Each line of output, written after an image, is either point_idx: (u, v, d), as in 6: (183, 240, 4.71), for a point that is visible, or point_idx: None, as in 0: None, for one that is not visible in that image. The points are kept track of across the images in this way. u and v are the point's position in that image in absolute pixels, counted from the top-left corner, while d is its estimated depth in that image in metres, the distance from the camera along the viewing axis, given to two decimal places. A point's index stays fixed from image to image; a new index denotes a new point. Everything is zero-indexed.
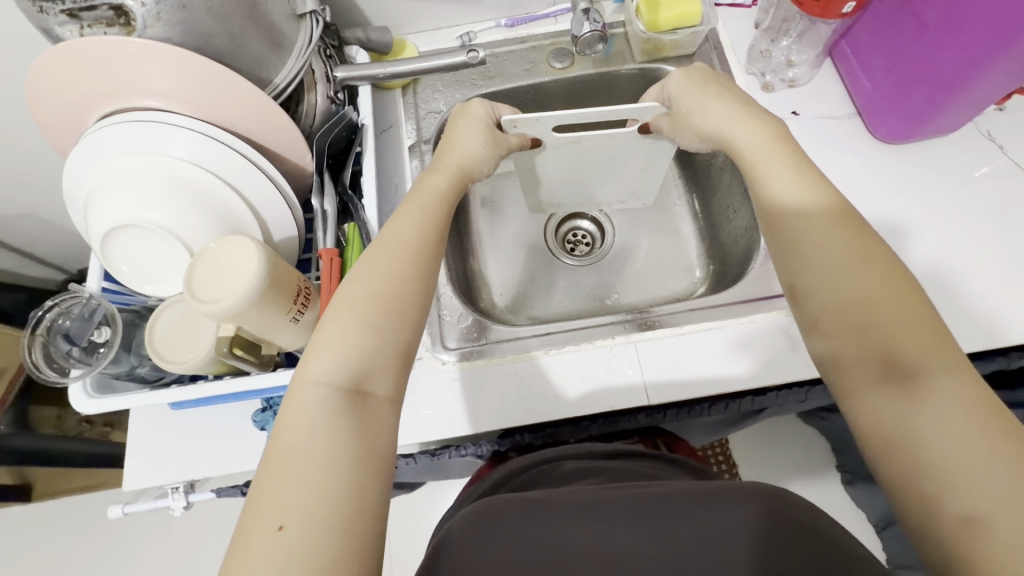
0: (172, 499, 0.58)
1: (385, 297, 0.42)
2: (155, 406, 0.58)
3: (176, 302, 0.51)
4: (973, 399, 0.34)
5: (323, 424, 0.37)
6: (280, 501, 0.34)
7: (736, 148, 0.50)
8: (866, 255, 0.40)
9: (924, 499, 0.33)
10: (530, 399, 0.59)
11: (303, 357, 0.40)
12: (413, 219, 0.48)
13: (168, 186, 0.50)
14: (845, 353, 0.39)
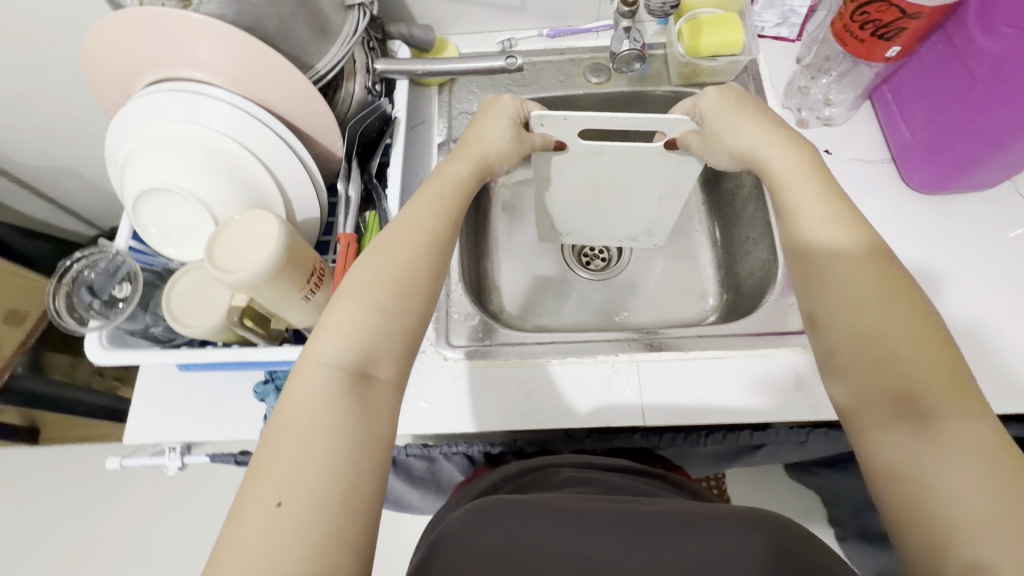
0: (168, 459, 0.58)
1: (397, 281, 0.43)
2: (162, 366, 0.60)
3: (195, 268, 0.52)
4: (989, 448, 0.33)
5: (326, 404, 0.37)
6: (281, 479, 0.34)
7: (770, 171, 0.49)
8: (891, 292, 0.39)
9: (928, 544, 0.32)
10: (526, 405, 0.59)
11: (312, 334, 0.41)
12: (432, 204, 0.49)
13: (203, 156, 0.51)
14: (857, 387, 0.38)
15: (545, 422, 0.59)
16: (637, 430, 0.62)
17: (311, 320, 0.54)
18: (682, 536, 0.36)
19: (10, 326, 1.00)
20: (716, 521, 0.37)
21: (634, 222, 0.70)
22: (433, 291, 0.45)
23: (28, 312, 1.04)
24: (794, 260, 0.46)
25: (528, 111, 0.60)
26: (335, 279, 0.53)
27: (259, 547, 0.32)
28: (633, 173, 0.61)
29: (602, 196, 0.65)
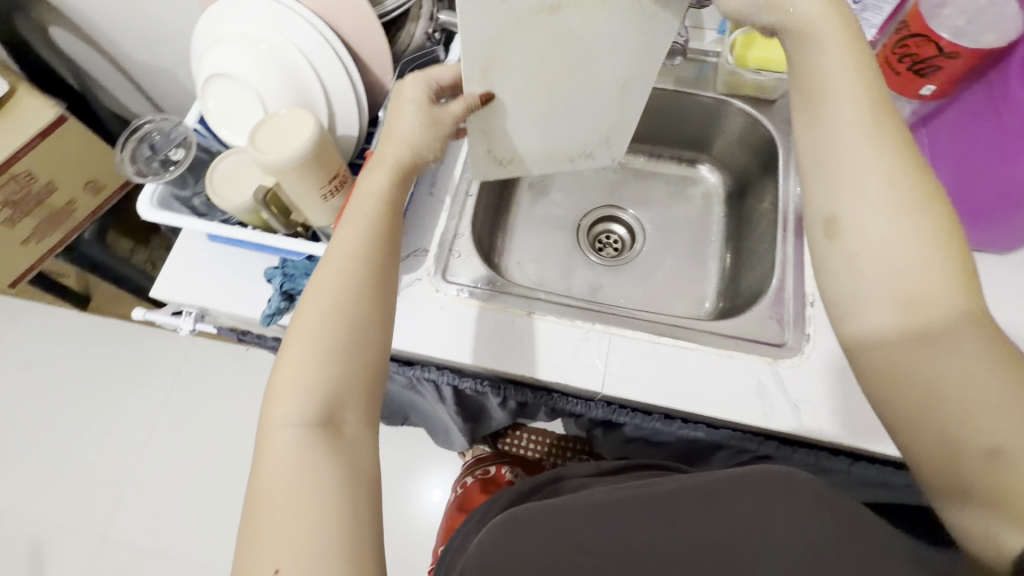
0: (183, 320, 0.67)
1: (337, 318, 0.47)
2: (194, 238, 0.68)
3: (239, 151, 0.59)
4: (989, 343, 0.38)
5: (300, 463, 0.42)
6: (272, 546, 0.39)
7: (802, 53, 0.46)
8: (920, 199, 0.42)
9: (939, 431, 0.38)
10: (498, 348, 0.63)
11: (270, 401, 0.46)
12: (360, 227, 0.50)
13: (269, 55, 0.58)
14: (870, 296, 0.42)
15: (511, 367, 0.63)
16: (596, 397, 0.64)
17: (326, 222, 0.60)
18: (720, 498, 0.40)
19: (87, 194, 1.16)
20: (757, 480, 0.41)
21: (591, 130, 0.59)
22: (381, 325, 0.49)
23: (106, 185, 1.19)
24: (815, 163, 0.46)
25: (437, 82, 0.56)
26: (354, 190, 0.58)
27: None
28: (594, 48, 0.48)
29: (558, 87, 0.52)
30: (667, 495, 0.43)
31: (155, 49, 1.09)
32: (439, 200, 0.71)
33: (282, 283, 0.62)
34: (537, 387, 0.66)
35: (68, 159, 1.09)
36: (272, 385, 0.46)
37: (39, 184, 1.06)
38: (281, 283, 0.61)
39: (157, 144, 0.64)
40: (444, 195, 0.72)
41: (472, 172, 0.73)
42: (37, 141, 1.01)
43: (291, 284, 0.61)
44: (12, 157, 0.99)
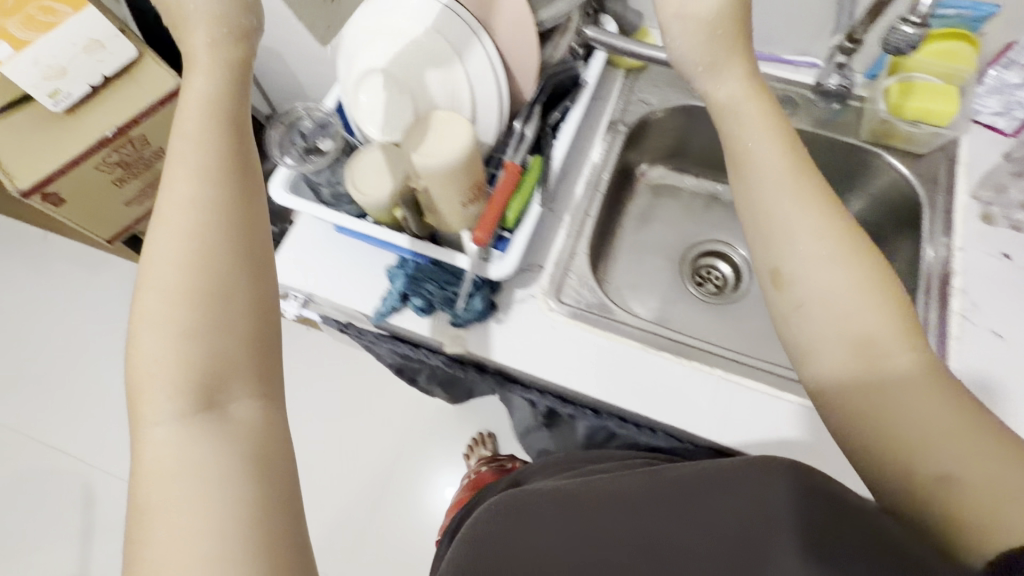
0: (287, 304, 0.71)
1: (190, 293, 0.39)
2: (311, 227, 0.69)
3: (377, 148, 0.58)
4: (933, 379, 0.40)
5: (178, 465, 0.36)
6: (153, 563, 0.33)
7: (739, 118, 0.50)
8: (853, 248, 0.44)
9: (895, 470, 0.38)
10: (608, 380, 0.62)
11: (134, 406, 0.39)
12: (195, 164, 0.42)
13: (429, 60, 0.59)
14: (818, 344, 0.43)
15: (619, 400, 0.61)
16: (684, 438, 0.63)
17: (455, 229, 0.59)
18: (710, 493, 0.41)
19: None
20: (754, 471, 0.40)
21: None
22: (256, 277, 0.42)
23: None
24: (753, 220, 0.48)
25: None
26: (492, 201, 0.56)
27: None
28: None
29: None
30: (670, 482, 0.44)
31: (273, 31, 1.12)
32: (558, 217, 0.69)
33: (406, 286, 0.62)
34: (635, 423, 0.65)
35: None
36: (132, 387, 0.39)
37: (150, 149, 1.10)
38: (405, 286, 0.62)
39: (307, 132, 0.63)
40: (564, 212, 0.70)
41: (593, 192, 0.71)
42: (157, 108, 1.05)
43: (414, 288, 0.62)
44: (132, 121, 1.03)
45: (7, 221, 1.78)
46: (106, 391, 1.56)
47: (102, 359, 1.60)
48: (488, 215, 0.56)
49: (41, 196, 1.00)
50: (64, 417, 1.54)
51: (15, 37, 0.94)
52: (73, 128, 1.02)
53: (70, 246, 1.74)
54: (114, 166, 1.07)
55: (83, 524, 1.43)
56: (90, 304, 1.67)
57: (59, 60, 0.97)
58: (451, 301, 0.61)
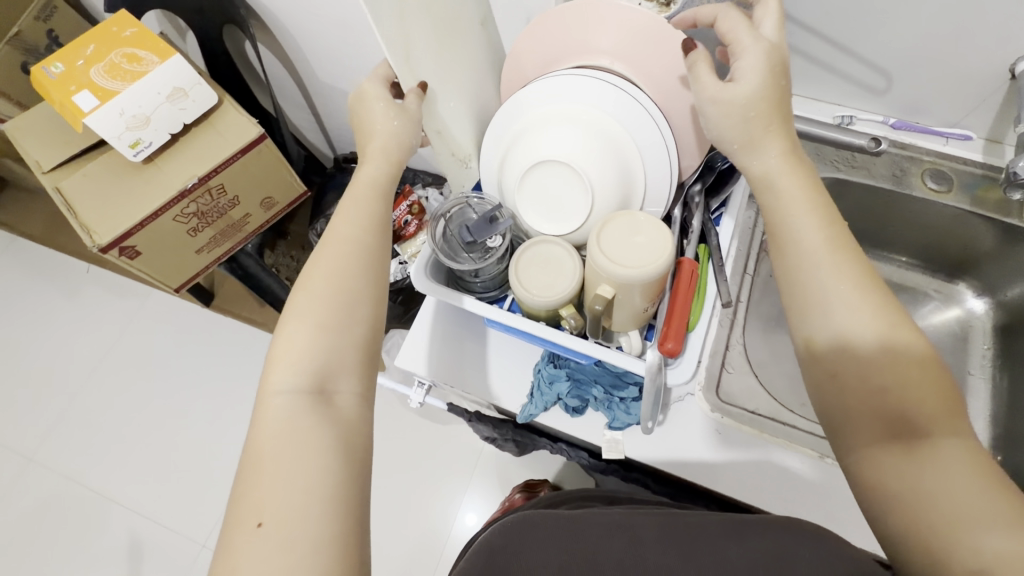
0: (414, 392, 0.67)
1: (335, 296, 0.47)
2: (446, 310, 0.64)
3: (550, 241, 0.54)
4: (975, 459, 0.38)
5: (292, 427, 0.41)
6: (260, 503, 0.38)
7: (775, 191, 0.47)
8: (891, 322, 0.43)
9: (921, 541, 0.37)
10: (788, 494, 0.57)
11: (266, 370, 0.45)
12: (353, 208, 0.52)
13: (603, 143, 0.53)
14: (852, 413, 0.43)
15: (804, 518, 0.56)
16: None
17: (626, 327, 0.54)
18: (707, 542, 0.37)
19: (260, 210, 1.15)
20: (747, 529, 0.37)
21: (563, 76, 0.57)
22: (379, 293, 0.49)
23: (279, 202, 1.17)
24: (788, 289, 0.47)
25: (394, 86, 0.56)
26: (675, 305, 0.52)
27: (250, 565, 0.36)
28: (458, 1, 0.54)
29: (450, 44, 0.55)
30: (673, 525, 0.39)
31: (354, 76, 1.09)
32: None
33: (569, 389, 0.58)
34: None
35: (256, 175, 1.08)
36: (268, 356, 0.46)
37: (226, 197, 1.06)
38: (568, 389, 0.57)
39: (473, 227, 0.56)
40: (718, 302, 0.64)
41: (743, 277, 0.67)
42: (236, 157, 1.01)
43: (578, 391, 0.58)
44: (211, 171, 0.99)
45: (51, 253, 1.76)
46: (145, 428, 1.51)
47: (141, 394, 1.56)
48: (674, 321, 0.51)
49: (118, 251, 0.96)
50: (102, 455, 1.49)
51: (101, 87, 0.92)
52: (152, 177, 0.98)
53: (112, 279, 1.71)
54: (191, 217, 1.03)
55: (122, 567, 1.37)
56: (132, 338, 1.63)
57: (143, 110, 0.94)
58: (617, 404, 0.57)
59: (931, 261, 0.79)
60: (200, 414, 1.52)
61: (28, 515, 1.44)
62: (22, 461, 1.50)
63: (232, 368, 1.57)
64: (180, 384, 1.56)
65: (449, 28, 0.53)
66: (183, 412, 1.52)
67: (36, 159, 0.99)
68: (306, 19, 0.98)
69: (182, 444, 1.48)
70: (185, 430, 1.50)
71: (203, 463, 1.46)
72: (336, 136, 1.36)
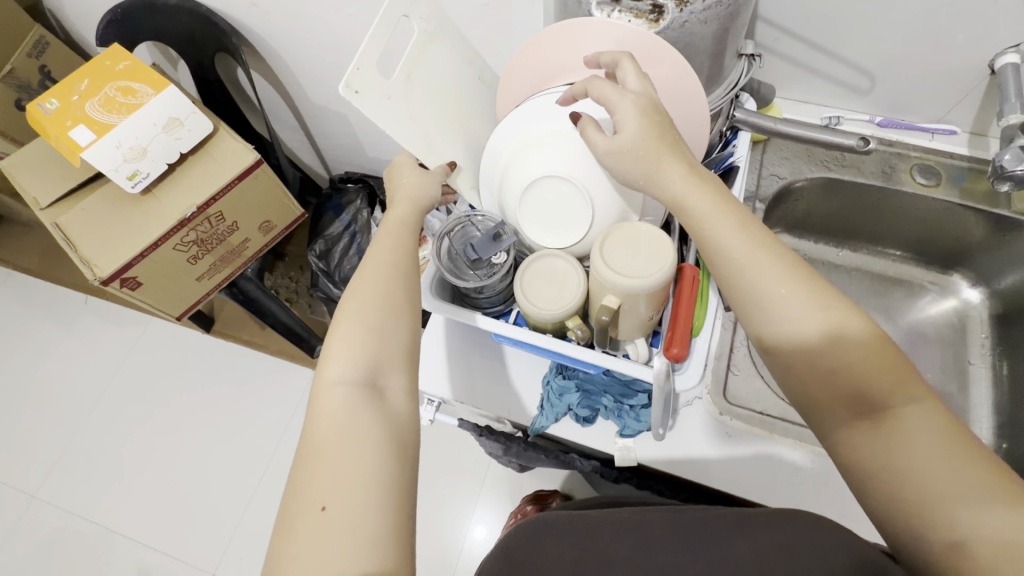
0: (424, 409, 0.67)
1: (378, 302, 0.49)
2: (453, 326, 0.65)
3: (550, 254, 0.55)
4: (940, 426, 0.39)
5: (351, 418, 0.44)
6: (322, 487, 0.40)
7: (688, 212, 0.48)
8: (824, 306, 0.43)
9: (906, 515, 0.38)
10: (801, 492, 0.58)
11: (321, 364, 0.47)
12: (398, 230, 0.55)
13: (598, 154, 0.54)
14: (822, 404, 0.43)
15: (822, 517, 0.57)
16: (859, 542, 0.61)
17: (633, 335, 0.54)
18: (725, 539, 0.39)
19: (259, 234, 1.16)
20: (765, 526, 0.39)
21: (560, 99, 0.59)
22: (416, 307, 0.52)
23: (277, 225, 1.18)
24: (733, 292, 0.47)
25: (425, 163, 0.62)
26: (679, 312, 0.53)
27: (314, 544, 0.38)
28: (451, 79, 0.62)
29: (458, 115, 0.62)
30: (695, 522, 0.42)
31: (347, 98, 1.10)
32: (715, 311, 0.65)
33: (579, 400, 0.58)
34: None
35: (254, 201, 1.08)
36: (323, 350, 0.48)
37: (226, 224, 1.06)
38: (578, 399, 0.58)
39: (478, 245, 0.58)
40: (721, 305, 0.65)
41: None
42: (234, 183, 1.02)
43: (589, 401, 0.58)
44: (210, 200, 0.99)
45: (48, 286, 1.75)
46: (151, 458, 1.50)
47: (144, 423, 1.55)
48: (678, 325, 0.52)
49: (119, 282, 0.96)
50: (107, 487, 1.48)
51: (97, 121, 0.93)
52: (152, 208, 0.98)
53: (111, 309, 1.71)
54: (191, 245, 1.03)
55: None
56: (132, 367, 1.63)
57: (140, 142, 0.94)
58: (627, 411, 0.58)
59: (925, 253, 0.80)
60: (205, 441, 1.51)
61: (33, 552, 1.42)
62: (26, 498, 1.49)
63: (235, 392, 1.57)
64: (183, 410, 1.56)
65: (447, 102, 0.61)
66: (187, 439, 1.52)
67: (33, 195, 0.99)
68: (298, 44, 0.99)
69: (187, 471, 1.48)
70: (190, 457, 1.49)
71: (210, 489, 1.45)
72: (330, 157, 1.37)
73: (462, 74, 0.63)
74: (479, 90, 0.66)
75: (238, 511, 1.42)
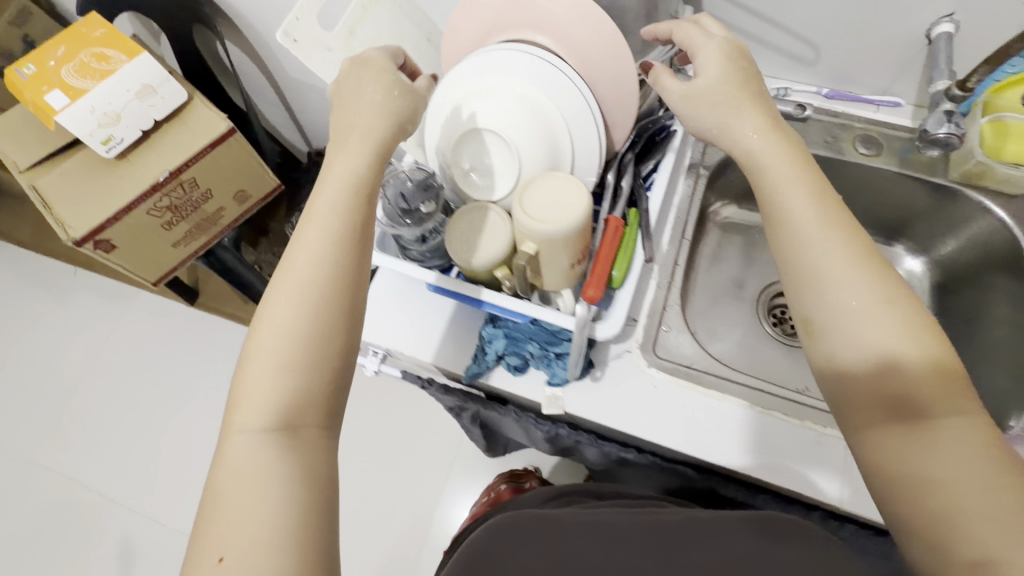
0: (370, 359, 0.70)
1: (301, 339, 0.47)
2: (395, 277, 0.68)
3: (481, 208, 0.57)
4: (978, 438, 0.41)
5: (251, 464, 0.44)
6: (220, 536, 0.41)
7: (760, 172, 0.52)
8: (887, 298, 0.46)
9: (924, 521, 0.41)
10: (721, 441, 0.59)
11: (230, 410, 0.47)
12: (328, 229, 0.50)
13: (528, 111, 0.56)
14: (859, 397, 0.46)
15: (737, 466, 0.58)
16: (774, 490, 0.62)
17: (557, 287, 0.56)
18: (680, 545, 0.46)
19: (234, 203, 1.19)
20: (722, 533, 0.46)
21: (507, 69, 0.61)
22: (339, 343, 0.49)
23: (252, 195, 1.21)
24: (789, 269, 0.51)
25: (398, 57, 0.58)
26: (597, 262, 0.54)
27: None
28: (393, 35, 0.64)
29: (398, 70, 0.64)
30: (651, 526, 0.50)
31: None
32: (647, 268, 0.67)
33: (506, 347, 0.60)
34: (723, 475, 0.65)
35: (227, 169, 1.11)
36: (233, 393, 0.48)
37: (199, 190, 1.09)
38: (505, 346, 0.60)
39: (408, 194, 0.61)
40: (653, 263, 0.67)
41: (680, 242, 0.69)
42: (207, 151, 1.04)
43: (515, 348, 0.60)
44: (183, 165, 1.02)
45: (39, 259, 1.78)
46: (137, 426, 1.54)
47: (133, 398, 1.58)
48: (596, 272, 0.54)
49: (93, 245, 0.99)
50: (95, 453, 1.52)
51: (72, 87, 0.95)
52: (125, 173, 1.01)
53: (100, 282, 1.74)
54: (165, 211, 1.05)
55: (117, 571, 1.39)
56: (119, 338, 1.66)
57: (114, 107, 0.97)
58: (554, 361, 0.59)
59: (871, 224, 0.81)
60: (191, 413, 1.54)
61: (25, 523, 1.47)
62: (18, 463, 1.53)
63: (223, 370, 1.59)
64: (170, 380, 1.59)
65: None
66: (175, 415, 1.54)
67: (12, 159, 1.02)
68: (274, 15, 1.01)
69: (172, 439, 1.51)
70: (175, 426, 1.53)
71: (193, 456, 1.48)
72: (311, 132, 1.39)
73: (406, 32, 0.65)
74: (425, 51, 0.67)
75: None
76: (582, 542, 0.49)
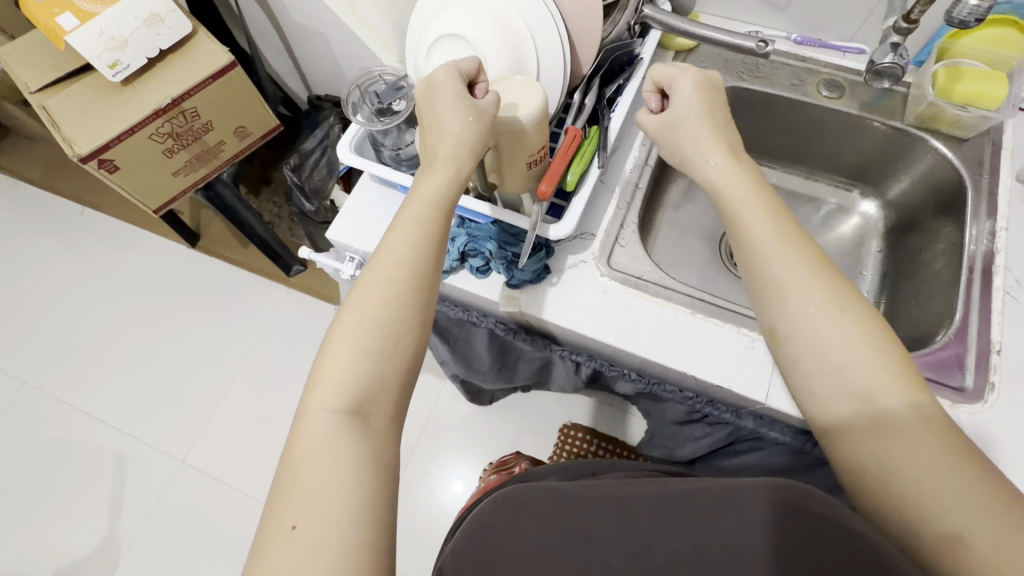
0: (348, 264, 0.74)
1: (374, 327, 0.46)
2: (386, 191, 0.74)
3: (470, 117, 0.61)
4: (935, 428, 0.42)
5: (332, 441, 0.42)
6: (295, 505, 0.40)
7: (720, 195, 0.54)
8: (841, 304, 0.47)
9: (900, 508, 0.42)
10: (660, 342, 0.64)
11: (309, 389, 0.46)
12: (412, 236, 0.49)
13: (496, 25, 0.60)
14: (825, 398, 0.47)
15: (667, 361, 0.63)
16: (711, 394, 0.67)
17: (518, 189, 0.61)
18: (706, 514, 0.41)
19: (234, 138, 1.24)
20: (739, 493, 0.41)
21: None
22: (422, 334, 0.48)
23: (252, 132, 1.26)
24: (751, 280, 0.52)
25: (461, 70, 0.54)
26: (550, 168, 0.58)
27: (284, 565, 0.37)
28: None
29: None
30: (676, 492, 0.44)
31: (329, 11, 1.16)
32: (608, 189, 0.72)
33: (467, 243, 0.65)
34: (661, 383, 0.69)
35: (229, 104, 1.16)
36: (313, 372, 0.46)
37: (200, 121, 1.14)
38: (466, 242, 0.65)
39: (381, 92, 0.67)
40: (614, 184, 0.72)
41: (643, 166, 0.73)
42: (209, 81, 1.08)
43: (475, 245, 0.65)
44: (186, 93, 1.06)
45: (49, 198, 1.84)
46: (135, 357, 1.59)
47: (131, 331, 1.63)
48: (550, 169, 0.59)
49: (97, 163, 1.04)
50: (92, 381, 1.57)
51: (82, 9, 0.97)
52: (131, 97, 1.06)
53: (103, 221, 1.79)
54: (166, 137, 1.10)
55: (111, 505, 1.41)
56: (120, 275, 1.71)
57: (121, 33, 1.00)
58: (511, 262, 0.64)
59: (833, 170, 0.86)
60: (185, 349, 1.59)
61: (20, 443, 1.50)
62: (17, 382, 1.58)
63: (216, 310, 1.63)
64: (167, 316, 1.64)
65: None
66: (175, 359, 1.58)
67: (24, 80, 1.06)
68: None
69: (166, 372, 1.56)
70: (169, 360, 1.58)
71: (185, 389, 1.53)
72: (314, 81, 1.44)
73: None
74: None
75: (206, 411, 1.50)
76: (608, 517, 0.44)
